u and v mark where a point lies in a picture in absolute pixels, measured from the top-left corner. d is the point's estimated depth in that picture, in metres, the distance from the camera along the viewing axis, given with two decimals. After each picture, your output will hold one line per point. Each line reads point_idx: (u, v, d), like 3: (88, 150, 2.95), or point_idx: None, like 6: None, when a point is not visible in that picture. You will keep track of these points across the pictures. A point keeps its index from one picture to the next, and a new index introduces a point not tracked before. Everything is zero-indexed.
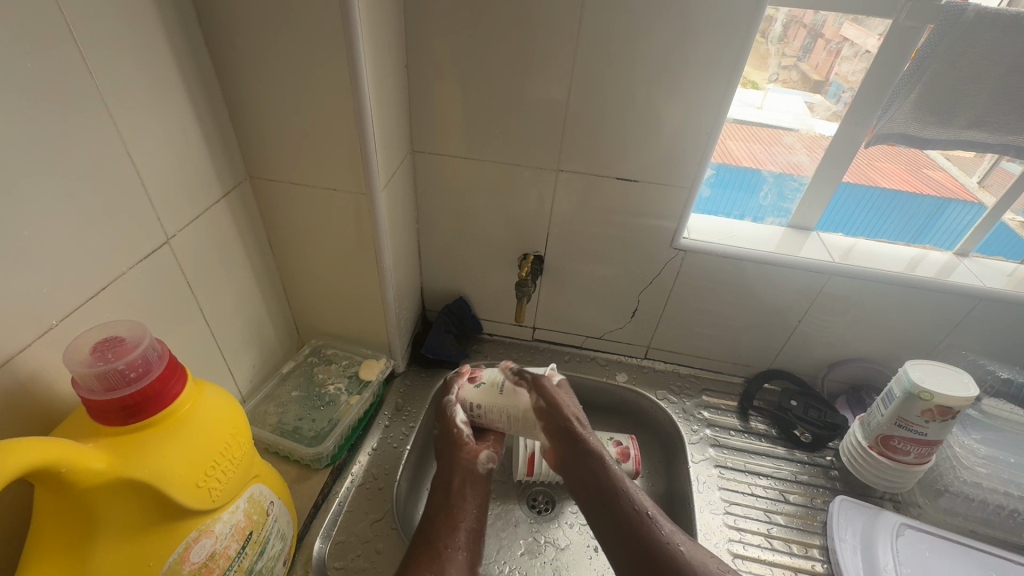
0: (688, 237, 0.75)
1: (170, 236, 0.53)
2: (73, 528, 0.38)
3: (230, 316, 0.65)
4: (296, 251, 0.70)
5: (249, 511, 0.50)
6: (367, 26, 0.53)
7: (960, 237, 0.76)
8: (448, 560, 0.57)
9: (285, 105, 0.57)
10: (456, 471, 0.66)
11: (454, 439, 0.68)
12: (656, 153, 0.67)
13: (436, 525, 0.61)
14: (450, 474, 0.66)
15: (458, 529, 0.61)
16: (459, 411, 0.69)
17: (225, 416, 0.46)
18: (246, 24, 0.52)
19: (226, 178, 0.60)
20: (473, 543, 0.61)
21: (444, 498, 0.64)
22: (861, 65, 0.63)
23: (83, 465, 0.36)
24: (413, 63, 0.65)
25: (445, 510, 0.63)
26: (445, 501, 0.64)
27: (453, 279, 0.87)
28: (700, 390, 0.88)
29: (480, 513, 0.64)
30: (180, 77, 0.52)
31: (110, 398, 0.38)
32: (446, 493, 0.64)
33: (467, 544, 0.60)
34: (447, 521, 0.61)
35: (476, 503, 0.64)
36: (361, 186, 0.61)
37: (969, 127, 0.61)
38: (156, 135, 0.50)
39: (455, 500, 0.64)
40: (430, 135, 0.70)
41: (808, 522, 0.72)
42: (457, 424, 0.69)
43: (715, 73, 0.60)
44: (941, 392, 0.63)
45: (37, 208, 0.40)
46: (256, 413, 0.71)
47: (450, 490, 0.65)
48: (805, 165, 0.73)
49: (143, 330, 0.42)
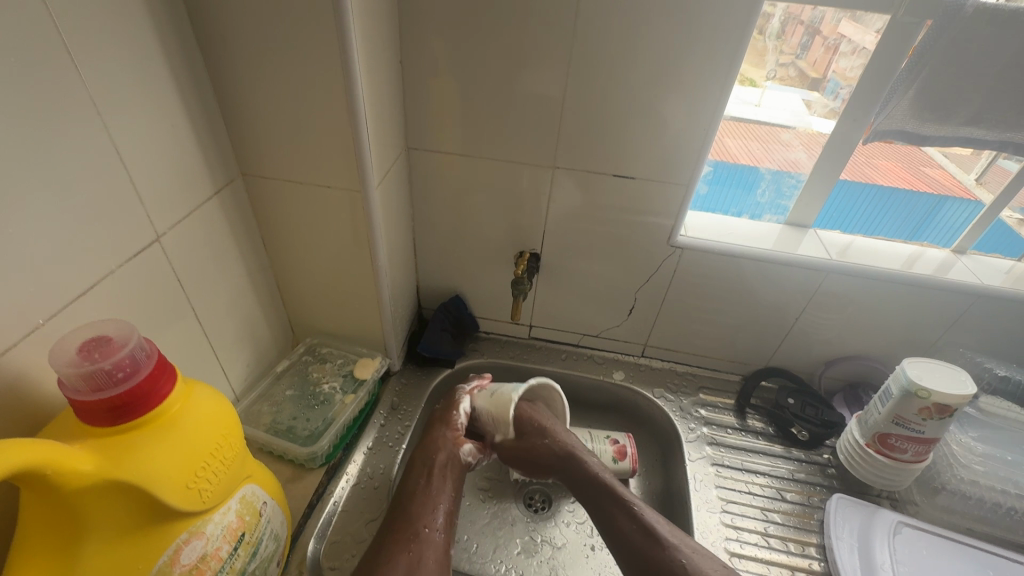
0: (685, 234, 0.75)
1: (160, 234, 0.53)
2: (61, 531, 0.37)
3: (223, 315, 0.64)
4: (290, 249, 0.70)
5: (241, 512, 0.50)
6: (360, 20, 0.52)
7: (957, 234, 0.75)
8: (425, 541, 0.57)
9: (277, 101, 0.56)
10: (443, 451, 0.66)
11: (447, 421, 0.69)
12: (653, 150, 0.66)
13: (413, 502, 0.60)
14: (434, 452, 0.65)
15: (437, 511, 0.60)
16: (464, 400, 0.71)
17: (216, 416, 0.45)
18: (237, 19, 0.51)
19: (218, 175, 0.60)
20: (449, 526, 0.60)
21: (426, 475, 0.63)
22: (859, 62, 0.62)
23: (70, 468, 0.36)
24: (407, 59, 0.64)
25: (425, 488, 0.62)
26: (425, 478, 0.63)
27: (449, 277, 0.86)
28: (697, 387, 0.88)
29: (455, 497, 0.63)
30: (170, 73, 0.51)
31: (98, 399, 0.38)
32: (428, 472, 0.63)
33: (444, 526, 0.60)
34: (426, 500, 0.61)
35: (454, 487, 0.64)
36: (355, 184, 0.61)
37: (967, 124, 0.61)
38: (145, 131, 0.49)
39: (436, 479, 0.63)
40: (425, 132, 0.70)
41: (805, 520, 0.72)
42: (458, 409, 0.70)
43: (712, 69, 0.59)
44: (938, 390, 0.63)
45: (22, 206, 0.40)
46: (249, 412, 0.70)
47: (433, 469, 0.64)
48: (802, 162, 0.72)
49: (131, 329, 0.42)
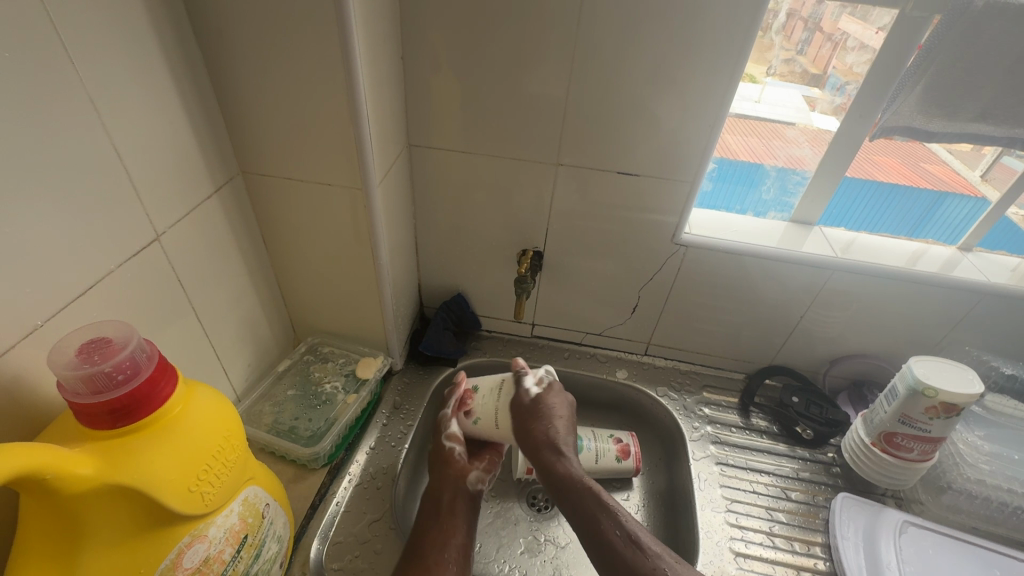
0: (689, 232, 0.74)
1: (160, 233, 0.52)
2: (62, 534, 0.37)
3: (224, 315, 0.64)
4: (290, 248, 0.69)
5: (243, 514, 0.49)
6: (362, 17, 0.51)
7: (963, 232, 0.75)
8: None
9: (278, 99, 0.55)
10: (448, 488, 0.64)
11: (445, 457, 0.67)
12: (658, 147, 0.66)
13: (422, 539, 0.58)
14: (439, 491, 0.64)
15: (449, 547, 0.58)
16: (452, 426, 0.70)
17: (217, 419, 0.44)
18: (236, 15, 0.50)
19: (218, 174, 0.59)
20: (463, 561, 0.57)
21: (434, 514, 0.62)
22: (866, 57, 0.62)
23: (69, 471, 0.35)
24: (409, 56, 0.63)
25: (435, 525, 0.60)
26: (434, 518, 0.61)
27: (452, 275, 0.86)
28: (701, 386, 0.87)
29: (470, 531, 0.61)
30: (168, 70, 0.50)
31: (98, 402, 0.37)
32: (437, 510, 0.62)
33: (458, 562, 0.57)
34: (435, 537, 0.59)
35: (466, 521, 0.61)
36: (356, 182, 0.60)
37: (975, 121, 0.60)
38: (144, 129, 0.48)
39: (444, 517, 0.61)
40: (426, 129, 0.69)
41: (809, 519, 0.72)
42: (448, 443, 0.69)
43: (718, 65, 0.59)
44: (945, 389, 0.62)
45: (21, 205, 0.39)
46: (251, 412, 0.70)
47: (441, 508, 0.62)
48: (808, 159, 0.71)
49: (131, 331, 0.41)
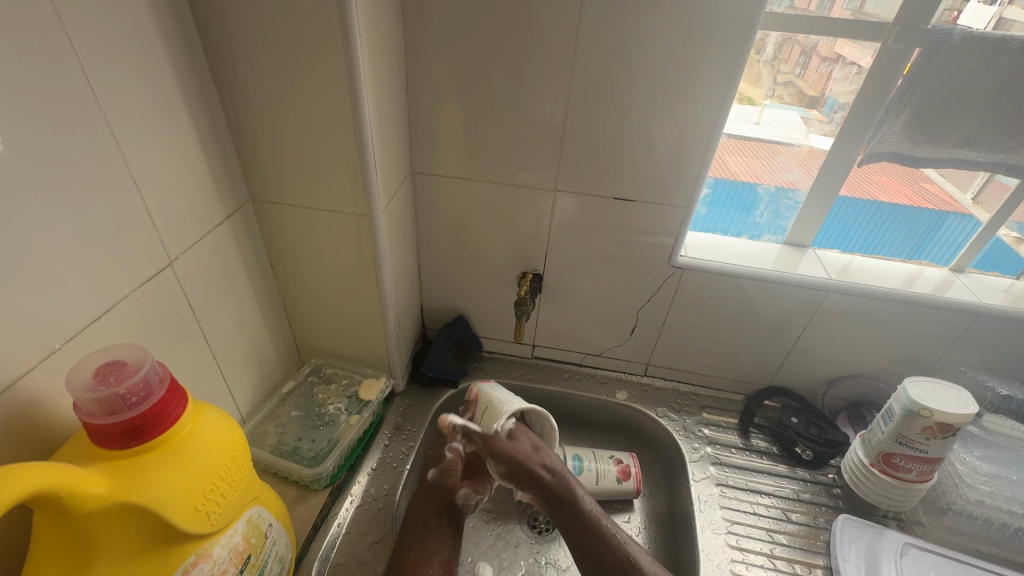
0: (686, 255, 0.76)
1: (173, 258, 0.54)
2: (73, 553, 0.38)
3: (232, 335, 0.65)
4: (295, 272, 0.71)
5: (247, 534, 0.50)
6: (368, 52, 0.54)
7: (956, 253, 0.76)
8: None
9: (286, 129, 0.58)
10: (435, 499, 0.66)
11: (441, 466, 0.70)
12: (652, 172, 0.68)
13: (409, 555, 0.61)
14: (427, 503, 0.66)
15: (434, 562, 0.61)
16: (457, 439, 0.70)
17: (224, 439, 0.46)
18: (250, 53, 0.53)
19: (229, 201, 0.61)
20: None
21: (421, 525, 0.64)
22: (852, 86, 0.65)
23: (82, 491, 0.37)
24: (414, 87, 0.66)
25: (421, 537, 0.63)
26: (420, 533, 0.63)
27: (454, 297, 0.87)
28: (700, 407, 0.88)
29: (454, 547, 0.64)
30: (184, 103, 0.53)
31: (111, 423, 0.39)
32: (422, 525, 0.64)
33: None
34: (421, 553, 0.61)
35: (451, 536, 0.64)
36: (361, 208, 0.62)
37: (959, 147, 0.62)
38: (159, 160, 0.51)
39: (430, 531, 0.63)
40: (429, 157, 0.72)
41: (811, 541, 0.71)
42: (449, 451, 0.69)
43: (706, 97, 0.61)
44: (940, 409, 0.63)
45: (40, 234, 0.41)
46: (255, 433, 0.71)
47: (427, 522, 0.64)
48: (799, 182, 0.73)
49: (145, 352, 0.43)
